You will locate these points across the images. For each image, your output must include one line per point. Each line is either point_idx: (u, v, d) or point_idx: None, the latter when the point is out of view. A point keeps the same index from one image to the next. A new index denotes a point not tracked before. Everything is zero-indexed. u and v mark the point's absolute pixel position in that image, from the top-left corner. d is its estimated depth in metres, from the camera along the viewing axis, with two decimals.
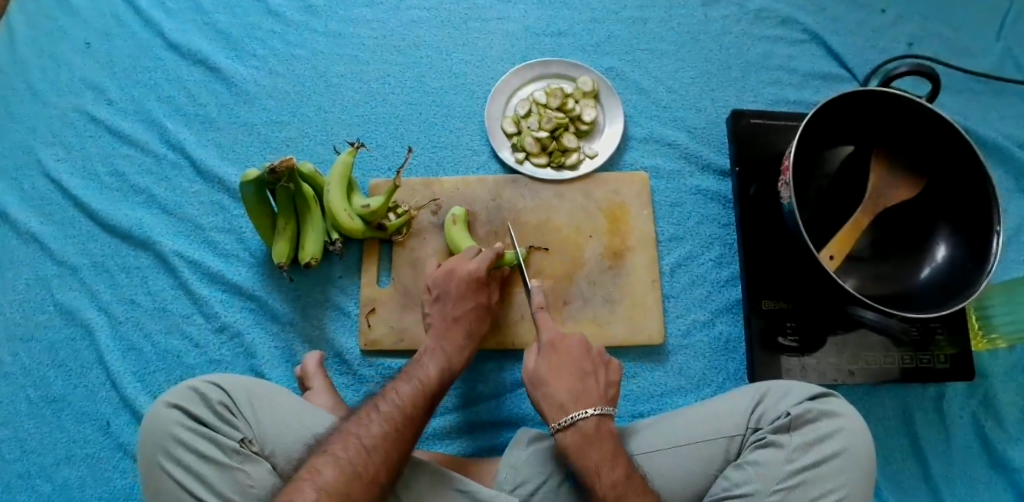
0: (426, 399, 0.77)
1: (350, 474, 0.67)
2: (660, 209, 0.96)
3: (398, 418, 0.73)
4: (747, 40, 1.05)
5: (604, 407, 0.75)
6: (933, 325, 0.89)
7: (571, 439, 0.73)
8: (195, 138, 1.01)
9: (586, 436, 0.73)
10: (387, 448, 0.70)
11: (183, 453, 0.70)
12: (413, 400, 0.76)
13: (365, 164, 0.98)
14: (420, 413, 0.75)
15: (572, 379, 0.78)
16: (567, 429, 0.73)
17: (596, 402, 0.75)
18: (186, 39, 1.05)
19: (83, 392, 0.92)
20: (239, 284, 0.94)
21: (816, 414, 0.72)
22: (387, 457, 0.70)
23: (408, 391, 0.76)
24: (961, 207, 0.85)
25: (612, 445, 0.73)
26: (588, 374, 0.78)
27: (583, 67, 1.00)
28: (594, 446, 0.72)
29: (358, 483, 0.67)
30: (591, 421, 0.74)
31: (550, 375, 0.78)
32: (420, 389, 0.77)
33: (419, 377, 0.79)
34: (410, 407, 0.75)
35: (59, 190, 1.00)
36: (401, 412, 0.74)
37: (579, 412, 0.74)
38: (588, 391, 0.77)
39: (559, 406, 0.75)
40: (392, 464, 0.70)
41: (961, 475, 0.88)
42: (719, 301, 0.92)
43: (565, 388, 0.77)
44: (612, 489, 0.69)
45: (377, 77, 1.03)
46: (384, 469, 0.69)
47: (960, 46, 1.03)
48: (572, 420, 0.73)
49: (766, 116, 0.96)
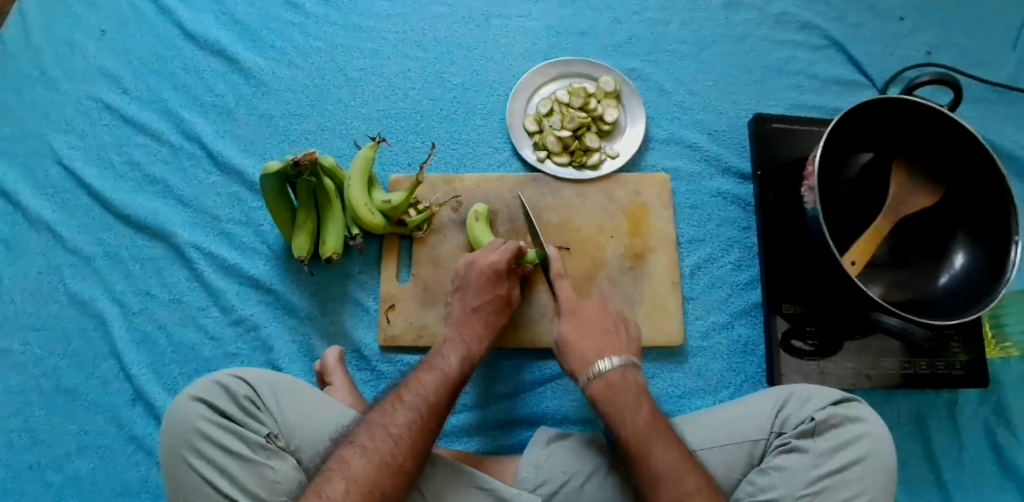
0: (450, 390, 0.76)
1: (378, 465, 0.66)
2: (681, 211, 0.97)
3: (423, 408, 0.73)
4: (768, 45, 1.05)
5: (627, 356, 0.77)
6: (949, 332, 0.89)
7: (597, 389, 0.75)
8: (213, 128, 1.00)
9: (612, 385, 0.75)
10: (414, 439, 0.70)
11: (208, 447, 0.69)
12: (438, 391, 0.75)
13: (386, 159, 0.98)
14: (445, 404, 0.75)
15: (596, 334, 0.80)
16: (593, 379, 0.76)
17: (620, 353, 0.77)
18: (204, 29, 1.04)
19: (95, 383, 0.91)
20: (257, 278, 0.93)
21: (840, 419, 0.73)
22: (414, 448, 0.69)
23: (432, 381, 0.76)
24: (980, 217, 0.86)
25: (637, 393, 0.74)
26: (610, 331, 0.80)
27: (605, 67, 1.00)
28: (620, 394, 0.74)
29: (386, 473, 0.66)
30: (616, 372, 0.75)
31: (574, 337, 0.80)
32: (444, 380, 0.77)
33: (442, 368, 0.78)
34: (435, 398, 0.74)
35: (72, 178, 0.98)
36: (426, 403, 0.73)
37: (604, 363, 0.76)
38: (611, 343, 0.79)
39: (589, 363, 0.77)
40: (420, 454, 0.70)
41: (973, 481, 0.89)
42: (738, 304, 0.93)
43: (591, 344, 0.79)
44: (636, 433, 0.70)
45: (398, 72, 1.02)
46: (411, 459, 0.69)
47: (977, 56, 1.04)
48: (598, 371, 0.76)
49: (788, 120, 0.97)
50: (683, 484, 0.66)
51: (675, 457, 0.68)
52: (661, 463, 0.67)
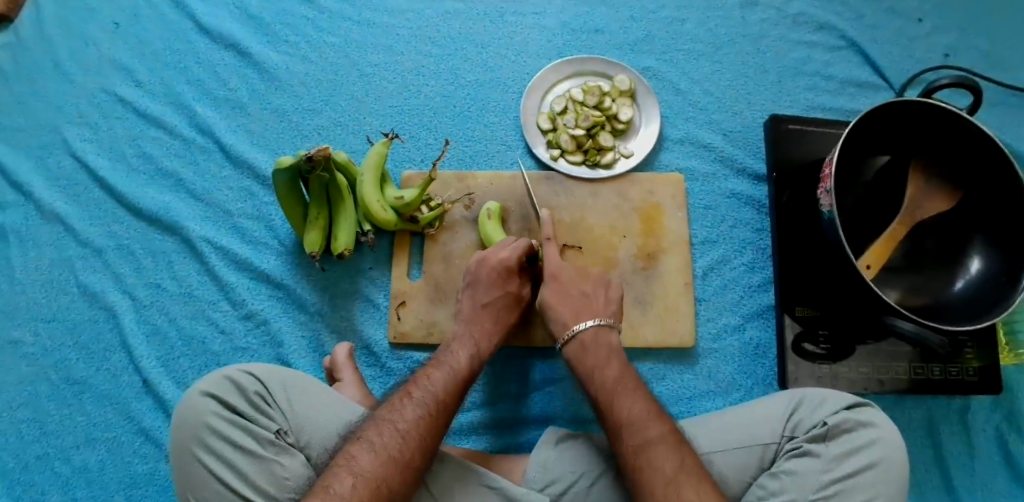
0: (460, 387, 0.76)
1: (387, 461, 0.66)
2: (694, 212, 0.96)
3: (432, 404, 0.72)
4: (785, 45, 1.04)
5: (604, 317, 0.80)
6: (963, 338, 0.89)
7: (573, 348, 0.79)
8: (225, 122, 1.00)
9: (585, 345, 0.78)
10: (423, 436, 0.69)
11: (218, 443, 0.69)
12: (447, 388, 0.75)
13: (398, 155, 0.98)
14: (454, 402, 0.75)
15: (574, 298, 0.82)
16: (570, 340, 0.79)
17: (596, 314, 0.80)
18: (218, 22, 1.04)
19: (105, 376, 0.91)
20: (267, 272, 0.93)
21: (852, 425, 0.72)
22: (423, 444, 0.69)
23: (441, 377, 0.76)
24: (998, 221, 0.85)
25: (609, 352, 0.78)
26: (589, 296, 0.82)
27: (619, 66, 1.00)
28: (592, 353, 0.77)
29: (395, 470, 0.66)
30: (590, 331, 0.79)
31: (554, 298, 0.82)
32: (454, 377, 0.76)
33: (451, 365, 0.78)
34: (444, 396, 0.74)
35: (85, 170, 0.98)
36: (435, 399, 0.73)
37: (579, 324, 0.79)
38: (590, 304, 0.81)
39: (565, 323, 0.80)
40: (429, 451, 0.69)
41: (984, 488, 0.88)
42: (751, 306, 0.92)
43: (567, 306, 0.81)
44: (603, 388, 0.74)
45: (411, 67, 1.02)
46: (420, 456, 0.68)
47: (997, 60, 1.03)
48: (573, 331, 0.79)
49: (804, 122, 0.96)
50: (646, 430, 0.68)
51: (642, 406, 0.71)
52: (626, 412, 0.70)
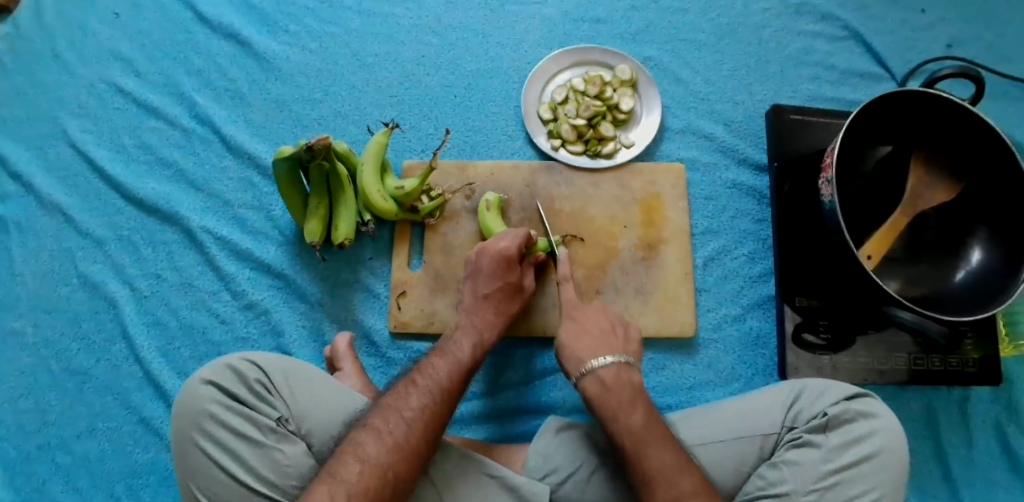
0: (464, 377, 0.76)
1: (393, 449, 0.66)
2: (695, 202, 0.96)
3: (436, 393, 0.72)
4: (787, 35, 1.03)
5: (622, 355, 0.76)
6: (963, 329, 0.89)
7: (590, 388, 0.74)
8: (225, 113, 1.00)
9: (606, 386, 0.74)
10: (428, 423, 0.69)
11: (219, 430, 0.69)
12: (450, 377, 0.75)
13: (399, 145, 0.97)
14: (459, 390, 0.75)
15: (594, 336, 0.79)
16: (586, 377, 0.75)
17: (615, 351, 0.76)
18: (218, 13, 1.03)
19: (106, 366, 0.91)
20: (267, 262, 0.93)
21: (853, 415, 0.72)
22: (429, 432, 0.69)
23: (446, 367, 0.76)
24: (1001, 211, 0.85)
25: (632, 393, 0.73)
26: (607, 332, 0.80)
27: (621, 56, 0.99)
28: (615, 393, 0.73)
29: (400, 458, 0.66)
30: (609, 369, 0.75)
31: (574, 338, 0.79)
32: (458, 366, 0.77)
33: (455, 353, 0.78)
34: (450, 384, 0.74)
35: (85, 161, 0.98)
36: (440, 387, 0.73)
37: (597, 361, 0.76)
38: (609, 343, 0.78)
39: (581, 360, 0.77)
40: (434, 439, 0.70)
41: (982, 478, 0.88)
42: (752, 296, 0.92)
43: (586, 343, 0.78)
44: (630, 434, 0.69)
45: (412, 57, 1.01)
46: (425, 444, 0.68)
47: (1000, 51, 1.02)
48: (592, 368, 0.75)
49: (807, 112, 0.96)
50: (678, 487, 0.64)
51: (672, 461, 0.66)
52: (658, 465, 0.66)
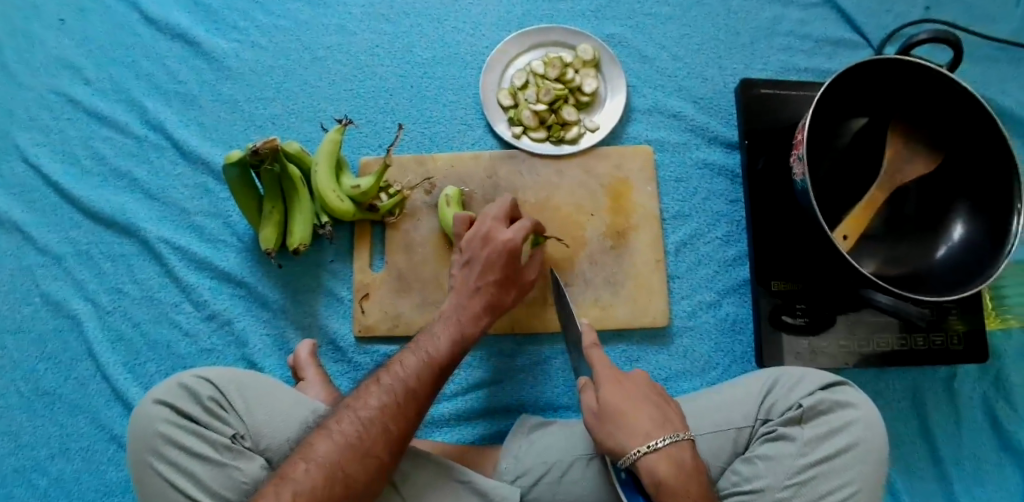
0: (438, 377, 0.71)
1: (344, 451, 0.64)
2: (665, 185, 0.92)
3: (400, 393, 0.68)
4: (757, 5, 0.99)
5: (686, 431, 0.63)
6: (947, 306, 0.85)
7: (669, 472, 0.61)
8: (177, 117, 0.96)
9: (684, 466, 0.61)
10: (386, 424, 0.66)
11: (172, 451, 0.67)
12: (420, 377, 0.70)
13: (354, 141, 0.94)
14: (431, 391, 0.70)
15: (651, 406, 0.64)
16: (651, 453, 0.61)
17: (680, 427, 0.63)
18: (164, 12, 0.99)
19: (73, 385, 0.89)
20: (227, 271, 0.90)
21: (829, 405, 0.69)
22: (388, 433, 0.66)
23: (418, 367, 0.71)
24: (983, 181, 0.80)
25: (700, 477, 0.62)
26: (663, 402, 0.66)
27: (582, 35, 0.95)
28: (689, 482, 0.61)
29: (354, 460, 0.64)
30: (681, 446, 0.62)
31: (625, 406, 0.63)
32: (432, 369, 0.71)
33: (430, 349, 0.73)
34: (417, 383, 0.70)
35: (39, 176, 0.95)
36: (403, 387, 0.69)
37: (669, 436, 0.62)
38: (667, 416, 0.64)
39: (645, 434, 0.62)
40: (399, 440, 0.67)
41: (970, 456, 0.86)
42: (726, 281, 0.90)
43: (645, 412, 0.63)
44: None
45: (366, 48, 0.97)
46: (383, 445, 0.65)
47: (980, 10, 0.97)
48: (659, 445, 0.61)
49: (778, 85, 0.91)
50: None
51: None
52: None
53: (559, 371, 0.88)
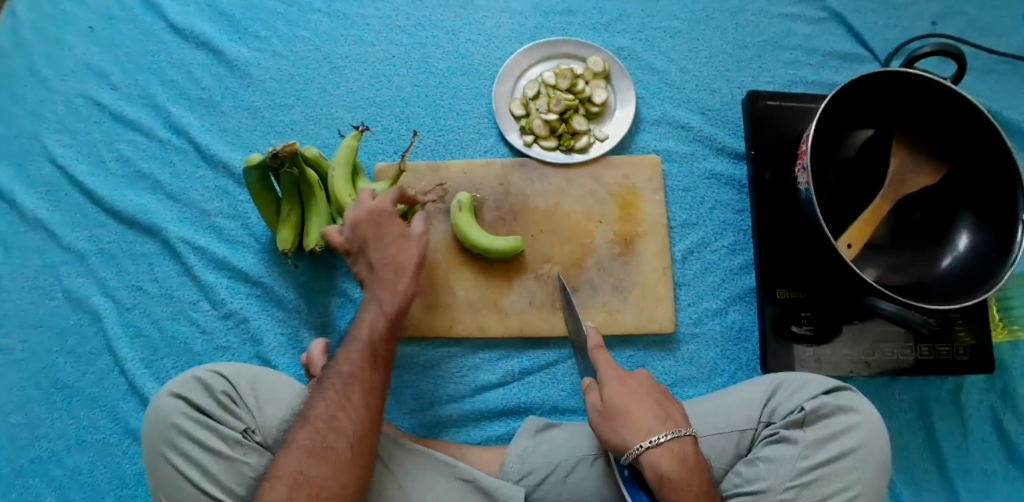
0: (375, 361, 0.72)
1: (303, 453, 0.63)
2: (673, 194, 0.94)
3: (340, 385, 0.69)
4: (765, 19, 1.01)
5: (688, 428, 0.65)
6: (952, 315, 0.86)
7: (670, 467, 0.62)
8: (199, 122, 0.99)
9: (685, 461, 0.63)
10: (333, 414, 0.66)
11: (186, 444, 0.69)
12: (356, 364, 0.71)
13: (370, 147, 0.97)
14: (373, 376, 0.70)
15: (653, 404, 0.66)
16: (653, 448, 0.63)
17: (682, 424, 0.65)
18: (189, 22, 1.03)
19: (92, 378, 0.91)
20: (244, 271, 0.93)
21: (831, 409, 0.70)
22: (341, 427, 0.66)
23: (355, 356, 0.71)
24: (988, 193, 0.81)
25: (701, 473, 0.63)
26: (665, 400, 0.67)
27: (593, 47, 0.97)
28: (690, 478, 0.62)
29: (312, 459, 0.63)
30: (683, 442, 0.64)
31: (628, 405, 0.65)
32: (369, 356, 0.71)
33: (364, 338, 0.73)
34: (356, 371, 0.70)
35: (65, 176, 0.98)
36: (341, 377, 0.69)
37: (671, 432, 0.64)
38: (670, 413, 0.66)
39: (647, 429, 0.64)
40: (352, 428, 0.66)
41: (978, 469, 0.86)
42: (732, 289, 0.91)
43: (648, 409, 0.65)
44: None
45: (383, 58, 1.01)
46: (337, 436, 0.65)
47: (987, 26, 0.99)
48: (661, 440, 0.63)
49: (784, 97, 0.93)
50: None
51: None
52: None
53: (565, 375, 0.89)
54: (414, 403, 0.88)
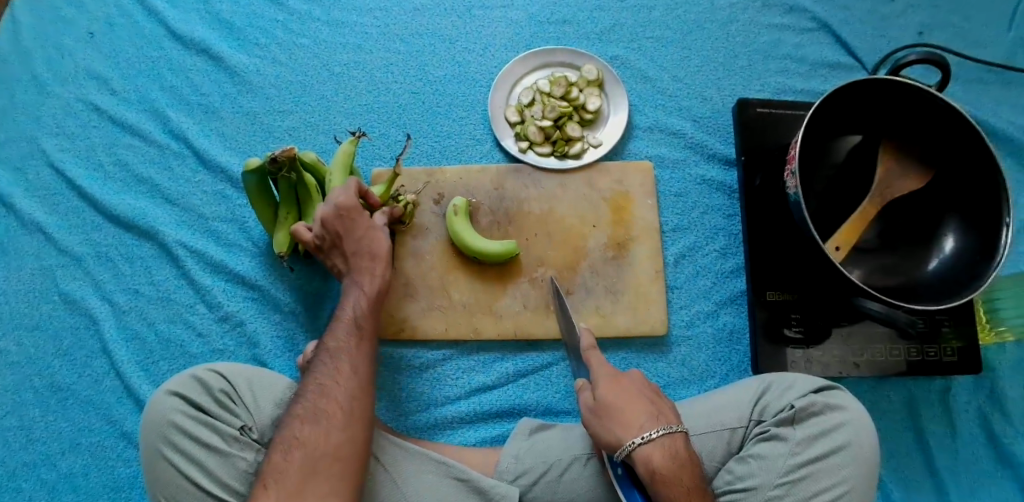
0: (360, 332, 0.74)
1: (297, 421, 0.66)
2: (665, 199, 0.96)
3: (329, 356, 0.71)
4: (755, 29, 1.03)
5: (678, 424, 0.66)
6: (940, 317, 0.87)
7: (663, 463, 0.63)
8: (198, 127, 1.01)
9: (679, 457, 0.64)
10: (323, 383, 0.69)
11: (183, 440, 0.70)
12: (342, 337, 0.73)
13: (367, 153, 0.98)
14: (359, 345, 0.73)
15: (644, 403, 0.67)
16: (644, 445, 0.64)
17: (672, 420, 0.66)
18: (189, 29, 1.04)
19: (87, 381, 0.92)
20: (242, 274, 0.94)
21: (821, 407, 0.71)
22: (331, 394, 0.68)
23: (342, 332, 0.74)
24: (973, 198, 0.82)
25: (692, 467, 0.64)
26: (655, 400, 0.68)
27: (587, 55, 0.99)
28: (682, 473, 0.63)
29: (304, 423, 0.66)
30: (672, 437, 0.65)
31: (621, 404, 0.66)
32: (353, 329, 0.74)
33: (348, 314, 0.76)
34: (342, 343, 0.72)
35: (64, 180, 0.99)
36: (328, 351, 0.72)
37: (661, 429, 0.64)
38: (660, 411, 0.67)
39: (639, 426, 0.65)
40: (343, 392, 0.68)
41: (966, 469, 0.87)
42: (724, 292, 0.92)
43: (640, 407, 0.66)
44: None
45: (380, 65, 1.02)
46: (330, 400, 0.67)
47: (971, 36, 1.01)
48: (651, 436, 0.64)
49: (774, 105, 0.95)
50: None
51: None
52: None
53: (559, 377, 0.90)
54: (410, 405, 0.89)
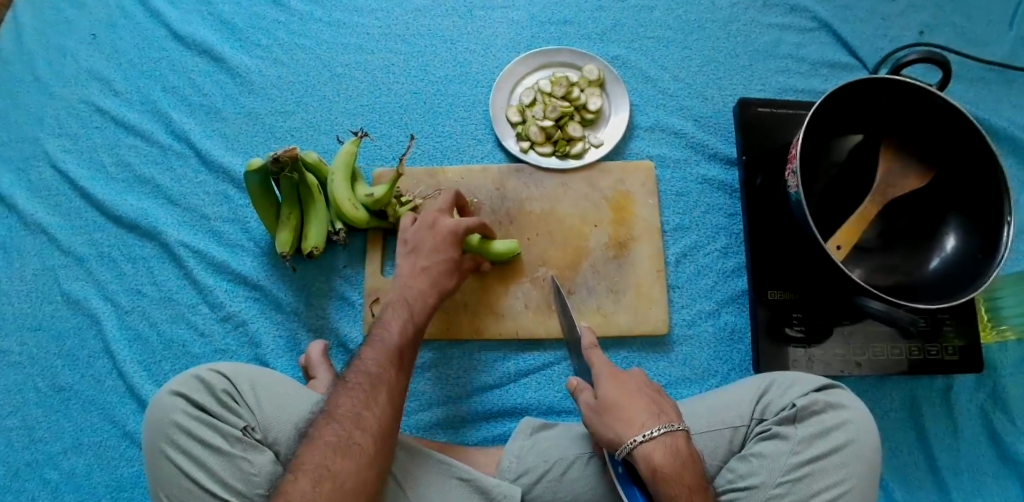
0: (401, 361, 0.74)
1: (327, 449, 0.64)
2: (666, 198, 0.96)
3: (366, 384, 0.70)
4: (755, 29, 1.03)
5: (678, 422, 0.66)
6: (941, 316, 0.87)
7: (664, 461, 0.63)
8: (200, 128, 1.01)
9: (682, 457, 0.64)
10: (360, 412, 0.68)
11: (186, 440, 0.70)
12: (379, 364, 0.72)
13: (368, 153, 0.99)
14: (397, 377, 0.72)
15: (647, 402, 0.67)
16: (643, 444, 0.64)
17: (673, 418, 0.66)
18: (190, 30, 1.05)
19: (90, 382, 0.92)
20: (244, 274, 0.94)
21: (821, 406, 0.71)
22: (365, 424, 0.67)
23: (379, 358, 0.73)
24: (975, 197, 0.82)
25: (694, 468, 0.64)
26: (656, 397, 0.68)
27: (589, 56, 1.00)
28: (685, 476, 0.63)
29: (338, 454, 0.64)
30: (673, 436, 0.64)
31: (624, 403, 0.66)
32: (393, 357, 0.74)
33: (388, 341, 0.75)
34: (382, 372, 0.71)
35: (66, 181, 1.00)
36: (366, 376, 0.71)
37: (660, 427, 0.64)
38: (663, 409, 0.67)
39: (638, 423, 0.65)
40: (376, 426, 0.67)
41: (969, 468, 0.87)
42: (725, 291, 0.92)
43: (641, 404, 0.66)
44: None
45: (381, 66, 1.03)
46: (363, 433, 0.66)
47: (972, 35, 1.01)
48: (652, 434, 0.64)
49: (775, 105, 0.95)
50: None
51: None
52: None
53: (561, 376, 0.90)
54: (410, 404, 0.89)
